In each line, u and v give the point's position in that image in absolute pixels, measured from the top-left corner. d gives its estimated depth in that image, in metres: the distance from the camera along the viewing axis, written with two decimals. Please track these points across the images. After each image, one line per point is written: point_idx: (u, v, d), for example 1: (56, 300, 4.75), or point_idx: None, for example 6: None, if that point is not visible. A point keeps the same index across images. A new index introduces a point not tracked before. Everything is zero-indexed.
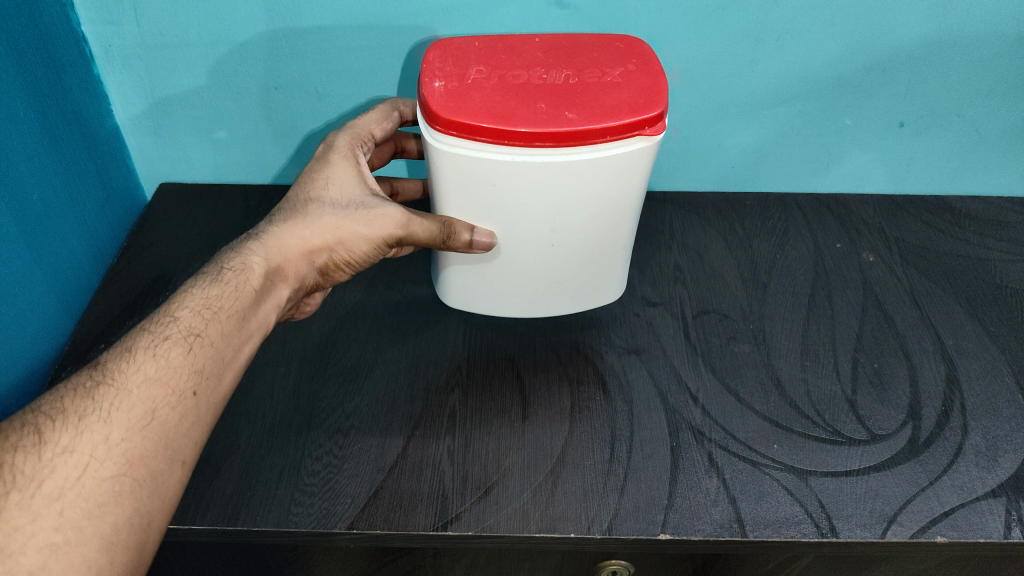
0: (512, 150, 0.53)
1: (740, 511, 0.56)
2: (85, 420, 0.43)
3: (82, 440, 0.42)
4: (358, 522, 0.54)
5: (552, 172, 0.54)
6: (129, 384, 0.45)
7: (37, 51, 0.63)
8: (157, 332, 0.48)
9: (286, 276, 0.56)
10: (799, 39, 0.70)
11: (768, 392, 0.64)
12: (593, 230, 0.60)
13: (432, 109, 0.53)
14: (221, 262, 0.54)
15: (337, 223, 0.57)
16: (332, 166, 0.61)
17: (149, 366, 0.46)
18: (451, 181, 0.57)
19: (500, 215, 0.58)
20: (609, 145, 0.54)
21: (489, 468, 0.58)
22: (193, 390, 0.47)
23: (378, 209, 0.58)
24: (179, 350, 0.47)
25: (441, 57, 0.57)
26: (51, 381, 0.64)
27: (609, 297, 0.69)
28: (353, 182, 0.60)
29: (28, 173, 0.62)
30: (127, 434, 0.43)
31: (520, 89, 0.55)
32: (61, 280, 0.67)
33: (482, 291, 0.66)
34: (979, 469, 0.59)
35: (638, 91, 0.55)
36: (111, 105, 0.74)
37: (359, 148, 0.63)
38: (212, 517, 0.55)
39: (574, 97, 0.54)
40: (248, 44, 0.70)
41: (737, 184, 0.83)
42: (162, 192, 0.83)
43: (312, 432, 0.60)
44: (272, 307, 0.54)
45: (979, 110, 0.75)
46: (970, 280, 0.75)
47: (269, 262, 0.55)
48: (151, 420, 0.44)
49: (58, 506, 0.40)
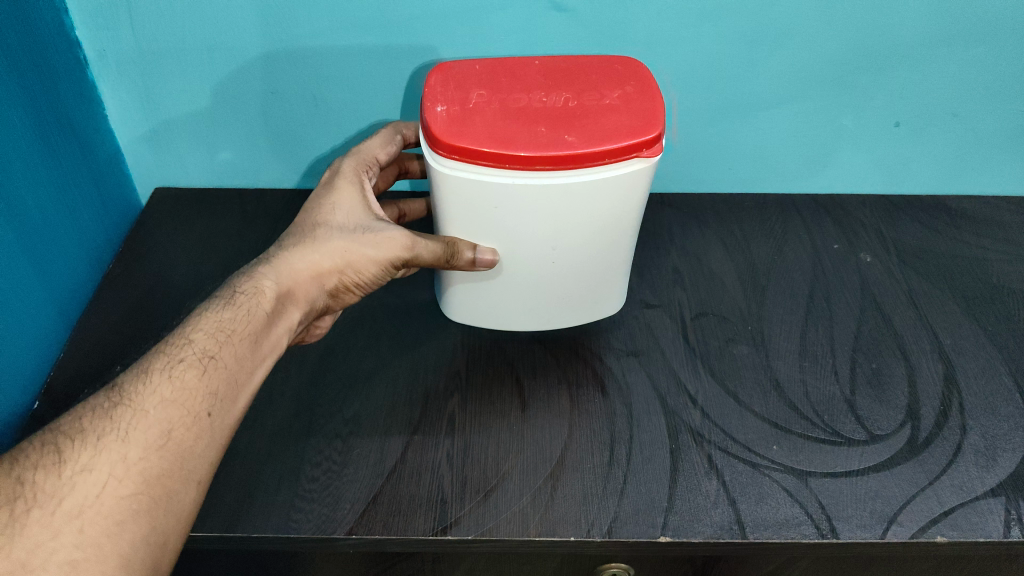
0: (513, 173, 0.53)
1: (740, 513, 0.56)
2: (104, 439, 0.43)
3: (101, 458, 0.42)
4: (357, 528, 0.54)
5: (551, 194, 0.55)
6: (146, 405, 0.45)
7: (31, 58, 0.62)
8: (173, 354, 0.48)
9: (298, 300, 0.56)
10: (795, 39, 0.70)
11: (768, 394, 0.64)
12: (593, 248, 0.60)
13: (433, 134, 0.53)
14: (235, 285, 0.54)
15: (346, 246, 0.57)
16: (338, 193, 0.61)
17: (165, 387, 0.46)
18: (453, 203, 0.57)
19: (501, 230, 0.58)
20: (607, 167, 0.54)
21: (488, 472, 0.58)
22: (208, 411, 0.47)
23: (385, 232, 0.58)
24: (194, 371, 0.47)
25: (442, 81, 0.57)
26: (47, 388, 0.64)
27: (609, 309, 0.68)
28: (359, 208, 0.60)
29: (23, 181, 0.61)
30: (145, 454, 0.43)
31: (520, 112, 0.55)
32: (57, 285, 0.67)
33: (483, 304, 0.66)
34: (978, 469, 0.59)
35: (636, 113, 0.55)
36: (106, 110, 0.74)
37: (364, 174, 0.63)
38: (212, 523, 0.54)
39: (573, 120, 0.54)
40: (243, 50, 0.70)
41: (734, 186, 0.83)
42: (159, 197, 0.83)
43: (311, 438, 0.60)
44: (284, 331, 0.54)
45: (975, 111, 0.75)
46: (967, 281, 0.75)
47: (281, 285, 0.55)
48: (168, 439, 0.44)
49: (78, 523, 0.40)
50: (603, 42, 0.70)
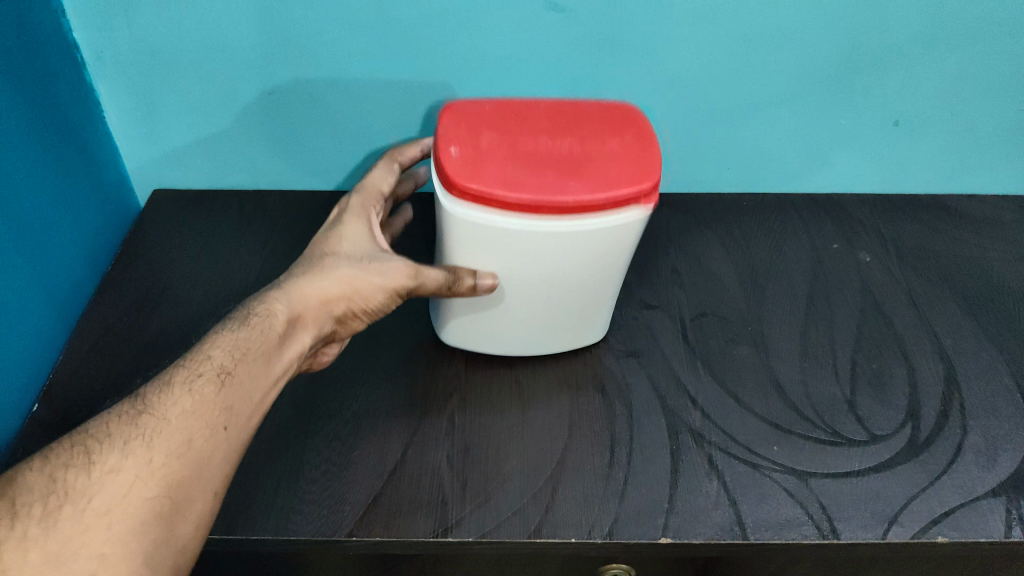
0: (519, 217, 0.53)
1: (741, 514, 0.56)
2: (130, 444, 0.43)
3: (128, 461, 0.42)
4: (357, 530, 0.54)
5: (557, 238, 0.54)
6: (169, 414, 0.45)
7: (29, 58, 0.62)
8: (193, 368, 0.48)
9: (304, 327, 0.55)
10: (794, 39, 0.70)
11: (768, 395, 0.64)
12: (589, 283, 0.60)
13: (447, 177, 0.53)
14: (246, 310, 0.53)
15: (353, 274, 0.56)
16: (345, 226, 0.60)
17: (185, 400, 0.46)
18: (456, 236, 0.56)
19: (501, 261, 0.57)
20: (609, 214, 0.54)
21: (489, 473, 0.58)
22: (225, 425, 0.47)
23: (391, 261, 0.57)
24: (213, 386, 0.47)
25: (453, 123, 0.57)
26: (46, 390, 0.64)
27: (600, 332, 0.67)
28: (366, 239, 0.60)
29: (21, 182, 0.61)
30: (169, 459, 0.43)
31: (529, 157, 0.54)
32: (55, 287, 0.66)
33: (479, 334, 0.65)
34: (979, 469, 0.59)
35: (639, 163, 0.55)
36: (103, 111, 0.74)
37: (371, 208, 0.63)
38: (210, 525, 0.54)
39: (577, 167, 0.54)
40: (241, 50, 0.70)
41: (733, 186, 0.83)
42: (156, 198, 0.82)
43: (311, 439, 0.60)
44: (290, 358, 0.53)
45: (974, 110, 0.75)
46: (967, 280, 0.75)
47: (291, 309, 0.54)
48: (189, 449, 0.44)
49: (107, 520, 0.40)
50: (603, 42, 0.70)
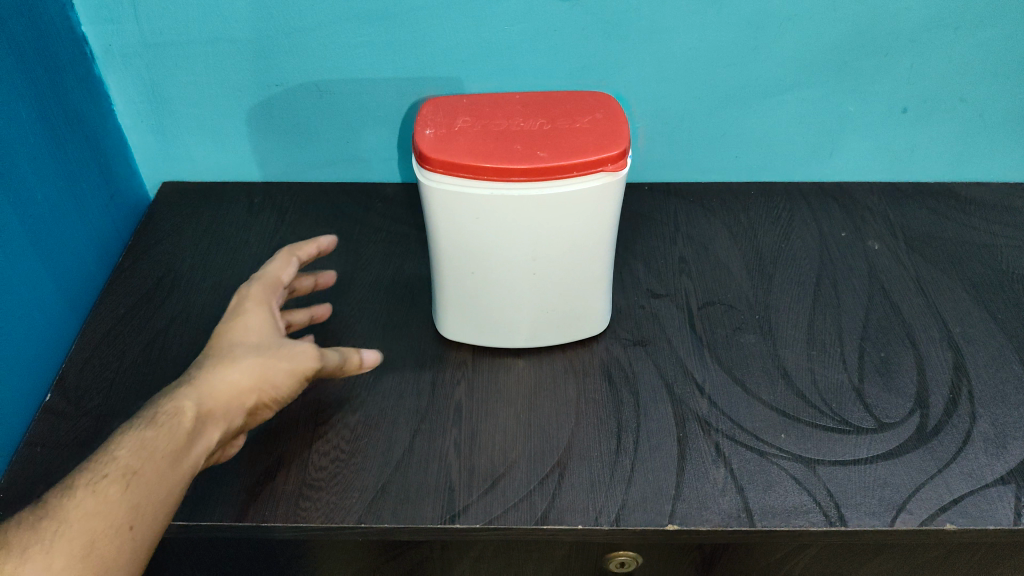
0: (491, 185, 0.54)
1: (748, 500, 0.56)
2: (28, 550, 0.40)
3: (26, 567, 0.40)
4: (366, 516, 0.54)
5: (530, 205, 0.55)
6: (71, 518, 0.42)
7: (38, 49, 0.63)
8: (96, 469, 0.45)
9: (212, 426, 0.50)
10: (801, 25, 0.70)
11: (775, 382, 0.64)
12: (571, 267, 0.60)
13: (421, 151, 0.54)
14: (144, 414, 0.49)
15: (259, 366, 0.52)
16: (246, 315, 0.55)
17: (88, 502, 0.43)
18: (436, 216, 0.58)
19: (480, 240, 0.58)
20: (576, 180, 0.55)
21: (497, 459, 0.58)
22: (131, 526, 0.43)
23: (295, 346, 0.54)
24: (118, 487, 0.44)
25: (433, 109, 0.58)
26: (58, 379, 0.64)
27: (596, 328, 0.67)
28: (267, 328, 0.55)
29: (32, 171, 0.62)
30: (69, 564, 0.41)
31: (500, 134, 0.55)
32: (66, 277, 0.67)
33: (472, 327, 0.65)
34: (988, 456, 0.59)
35: (603, 134, 0.56)
36: (113, 102, 0.74)
37: (272, 295, 0.58)
38: (222, 511, 0.55)
39: (545, 139, 0.55)
40: (248, 41, 0.70)
41: (742, 174, 0.83)
42: (165, 191, 0.83)
43: (321, 427, 0.60)
44: (196, 460, 0.49)
45: (983, 95, 0.75)
46: (976, 267, 0.74)
47: (201, 407, 0.50)
48: (91, 553, 0.41)
49: None
50: (609, 30, 0.70)
